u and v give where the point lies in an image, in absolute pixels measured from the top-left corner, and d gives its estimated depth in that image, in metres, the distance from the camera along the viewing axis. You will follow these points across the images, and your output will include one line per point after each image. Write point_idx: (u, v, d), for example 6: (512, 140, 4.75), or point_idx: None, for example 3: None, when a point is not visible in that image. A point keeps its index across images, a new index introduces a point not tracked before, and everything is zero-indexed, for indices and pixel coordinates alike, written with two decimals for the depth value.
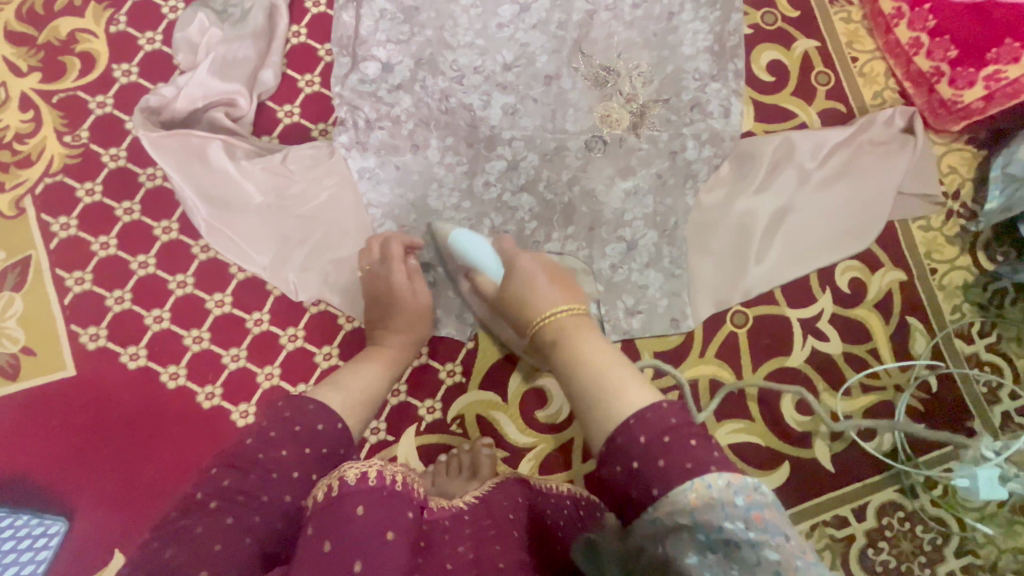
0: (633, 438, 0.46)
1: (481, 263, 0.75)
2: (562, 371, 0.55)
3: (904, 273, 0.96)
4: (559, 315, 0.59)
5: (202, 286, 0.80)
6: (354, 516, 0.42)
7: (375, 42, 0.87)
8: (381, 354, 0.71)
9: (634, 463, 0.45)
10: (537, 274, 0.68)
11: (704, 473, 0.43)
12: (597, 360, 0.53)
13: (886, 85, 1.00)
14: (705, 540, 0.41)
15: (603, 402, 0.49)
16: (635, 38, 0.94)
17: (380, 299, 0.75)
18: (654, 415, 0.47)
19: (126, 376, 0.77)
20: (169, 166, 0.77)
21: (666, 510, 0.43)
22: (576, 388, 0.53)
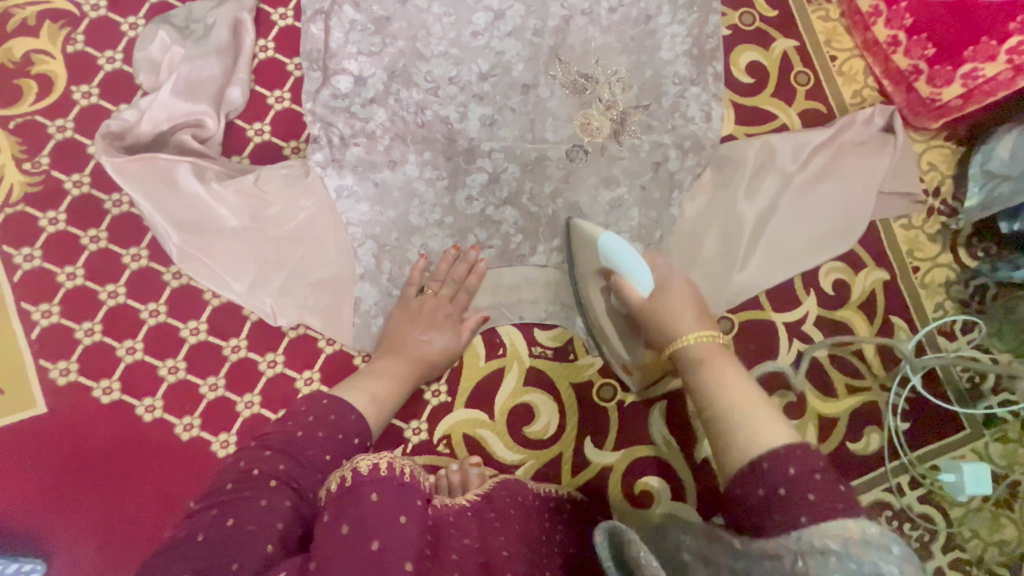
0: (783, 466, 0.46)
1: (629, 270, 0.72)
2: (703, 391, 0.56)
3: (887, 273, 0.96)
4: (706, 337, 0.61)
5: (176, 314, 0.78)
6: (368, 501, 0.46)
7: (346, 55, 0.85)
8: (396, 367, 0.75)
9: (781, 489, 0.45)
10: (692, 297, 0.67)
11: (865, 518, 0.42)
12: (751, 391, 0.54)
13: (865, 84, 1.00)
14: (856, 569, 0.39)
15: (745, 433, 0.50)
16: (612, 43, 0.92)
17: (407, 315, 0.79)
18: (804, 453, 0.47)
19: (101, 411, 0.75)
20: (136, 192, 0.74)
21: (817, 533, 0.41)
22: (717, 407, 0.54)
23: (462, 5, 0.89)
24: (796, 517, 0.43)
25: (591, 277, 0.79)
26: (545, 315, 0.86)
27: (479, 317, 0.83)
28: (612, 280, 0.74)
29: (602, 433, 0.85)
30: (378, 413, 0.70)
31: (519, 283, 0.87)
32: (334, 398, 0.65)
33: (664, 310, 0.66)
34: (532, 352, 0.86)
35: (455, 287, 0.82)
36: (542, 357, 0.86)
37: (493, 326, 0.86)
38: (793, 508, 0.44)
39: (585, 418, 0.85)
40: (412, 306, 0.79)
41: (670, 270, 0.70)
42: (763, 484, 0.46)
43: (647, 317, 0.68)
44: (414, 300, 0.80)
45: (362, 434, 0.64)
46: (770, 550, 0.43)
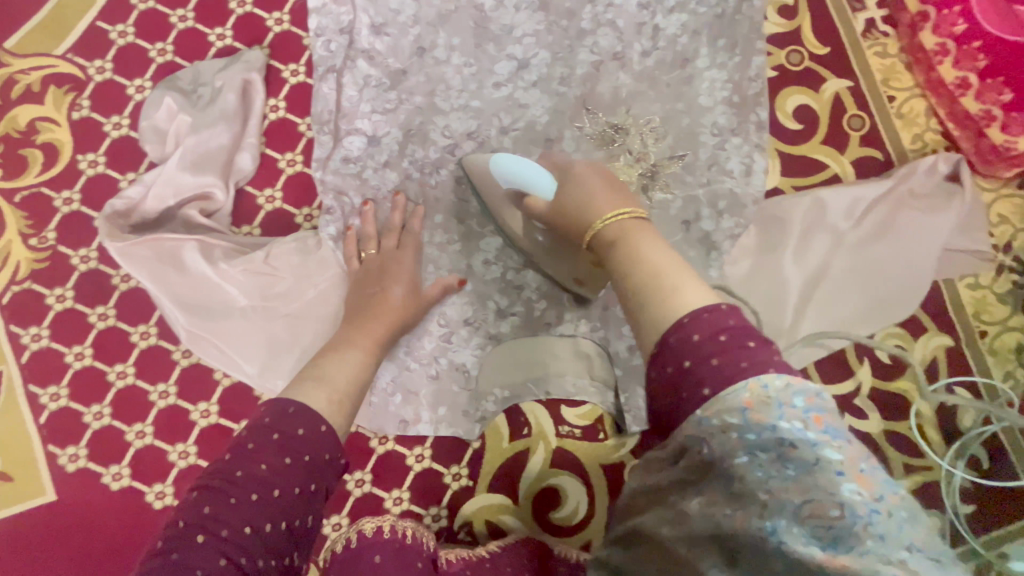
0: (688, 334, 0.42)
1: (534, 182, 0.69)
2: (618, 267, 0.52)
3: (950, 338, 0.87)
4: (623, 213, 0.55)
5: (186, 396, 0.75)
6: (372, 562, 0.60)
7: (360, 114, 0.79)
8: (366, 333, 0.67)
9: (686, 361, 0.41)
10: (598, 182, 0.63)
11: (761, 373, 0.38)
12: (664, 256, 0.49)
13: (928, 126, 0.90)
14: (755, 440, 0.36)
15: (659, 300, 0.45)
16: (645, 90, 0.85)
17: (358, 280, 0.73)
18: (709, 315, 0.42)
19: (109, 498, 0.72)
20: (141, 275, 0.71)
21: (716, 410, 0.38)
22: (628, 281, 0.49)
23: (484, 53, 0.83)
24: (702, 392, 0.39)
25: (504, 201, 0.75)
26: (573, 389, 0.81)
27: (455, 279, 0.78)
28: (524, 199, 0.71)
29: None
30: (336, 393, 0.57)
31: (544, 355, 0.81)
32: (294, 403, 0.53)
33: (571, 202, 0.63)
34: (559, 431, 0.80)
35: (397, 234, 0.77)
36: (570, 437, 0.80)
37: (518, 402, 0.80)
38: (696, 381, 0.40)
39: (616, 503, 0.79)
40: (363, 271, 0.74)
41: (573, 165, 0.68)
42: (670, 360, 0.42)
43: (560, 216, 0.65)
44: (365, 264, 0.74)
45: (310, 421, 0.52)
46: (681, 444, 0.40)
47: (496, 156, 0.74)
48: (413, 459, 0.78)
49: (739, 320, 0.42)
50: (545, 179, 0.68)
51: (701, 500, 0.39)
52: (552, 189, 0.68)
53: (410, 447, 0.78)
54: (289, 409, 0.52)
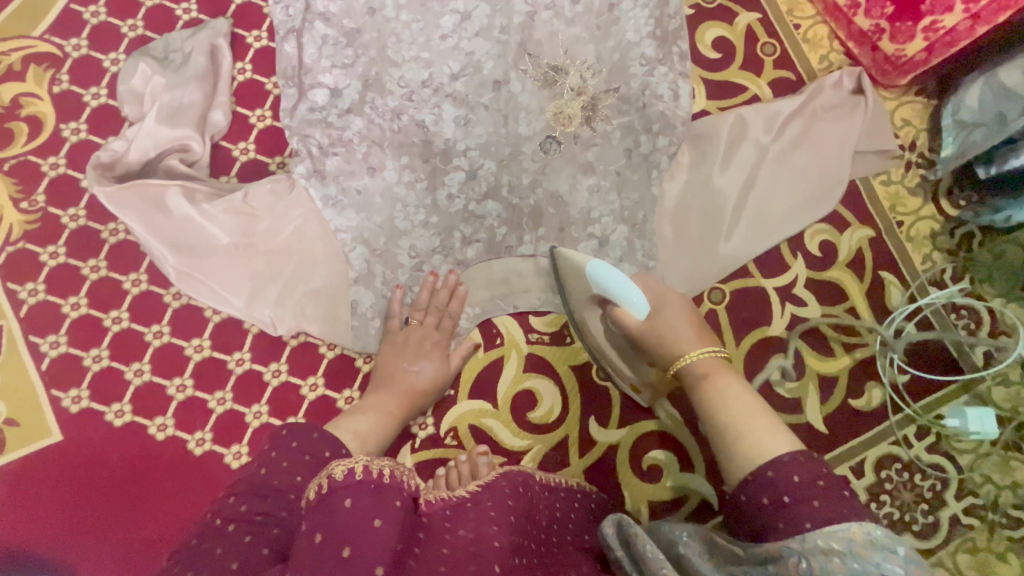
0: (790, 476, 0.51)
1: (624, 298, 0.76)
2: (707, 407, 0.63)
3: (872, 230, 0.97)
4: (710, 352, 0.68)
5: (179, 333, 0.80)
6: (342, 508, 0.45)
7: (321, 69, 0.87)
8: (384, 400, 0.75)
9: (785, 497, 0.50)
10: (685, 321, 0.74)
11: (864, 521, 0.46)
12: (747, 403, 0.61)
13: (832, 48, 1.01)
14: (858, 568, 0.43)
15: (748, 441, 0.56)
16: (579, 34, 0.94)
17: (394, 349, 0.80)
18: (807, 462, 0.52)
19: (113, 434, 0.77)
20: (130, 219, 0.77)
21: (822, 535, 0.46)
22: (721, 421, 0.60)
23: (429, 11, 0.92)
24: (803, 524, 0.48)
25: (585, 303, 0.82)
26: (539, 302, 0.88)
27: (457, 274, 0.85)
28: (610, 308, 0.78)
29: (606, 412, 0.86)
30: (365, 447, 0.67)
31: (509, 274, 0.89)
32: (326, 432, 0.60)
33: (663, 332, 0.73)
34: (529, 339, 0.87)
35: (439, 313, 0.84)
36: (540, 343, 0.87)
37: (489, 317, 0.87)
38: (796, 516, 0.49)
39: (588, 401, 0.86)
40: (397, 339, 0.81)
41: (664, 301, 0.77)
42: (764, 494, 0.52)
43: (649, 341, 0.74)
44: (399, 334, 0.81)
45: (332, 444, 0.60)
46: (774, 551, 0.47)
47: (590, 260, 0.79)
48: None
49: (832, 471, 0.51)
50: (642, 303, 0.75)
51: None
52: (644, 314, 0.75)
53: None
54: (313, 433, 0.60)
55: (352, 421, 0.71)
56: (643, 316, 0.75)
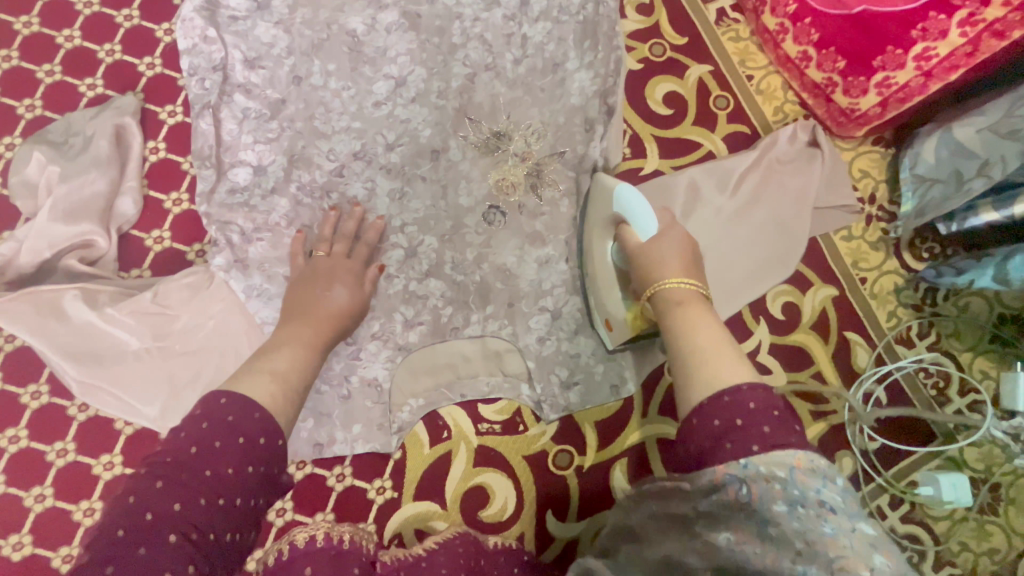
0: (744, 402, 0.48)
1: (635, 217, 0.70)
2: (671, 329, 0.58)
3: (835, 288, 0.94)
4: (696, 287, 0.61)
5: (86, 450, 0.72)
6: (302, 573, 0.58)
7: (242, 146, 0.81)
8: (300, 331, 0.68)
9: (738, 419, 0.47)
10: (687, 251, 0.66)
11: (806, 449, 0.46)
12: (715, 337, 0.55)
13: (786, 99, 0.98)
14: (797, 495, 0.43)
15: (706, 369, 0.52)
16: (521, 96, 0.89)
17: (304, 280, 0.75)
18: (763, 394, 0.49)
19: (10, 569, 0.69)
20: (20, 330, 0.68)
21: (764, 461, 0.45)
22: (684, 343, 0.55)
23: (360, 76, 0.86)
24: (749, 446, 0.46)
25: (601, 224, 0.78)
26: (488, 388, 0.82)
27: (379, 268, 0.79)
28: (620, 226, 0.73)
29: (565, 504, 0.80)
30: (287, 389, 0.59)
31: (455, 359, 0.83)
32: (236, 396, 0.53)
33: (659, 250, 0.66)
34: (479, 429, 0.81)
35: (349, 241, 0.80)
36: (490, 433, 0.81)
37: (435, 408, 0.81)
38: (744, 438, 0.46)
39: (544, 491, 0.80)
40: (306, 271, 0.76)
41: (678, 227, 0.69)
42: (718, 415, 0.48)
43: (640, 258, 0.67)
44: (308, 266, 0.76)
45: (270, 431, 0.53)
46: (718, 479, 0.45)
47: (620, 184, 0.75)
48: (334, 479, 0.77)
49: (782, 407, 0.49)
50: (652, 223, 0.68)
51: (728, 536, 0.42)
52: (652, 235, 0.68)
53: (329, 468, 0.78)
54: (201, 423, 0.51)
55: (263, 362, 0.61)
56: (648, 237, 0.68)
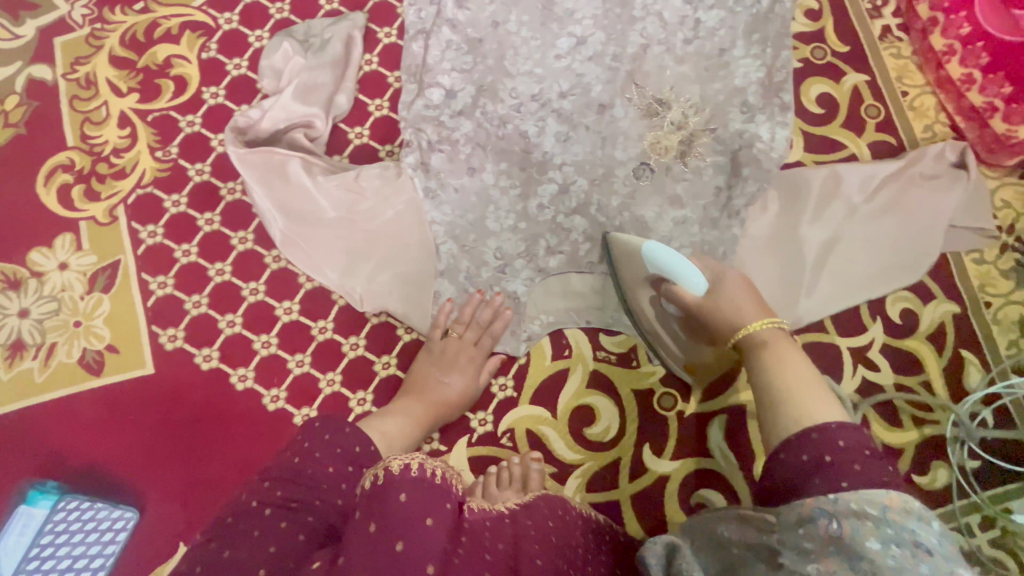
0: (834, 439, 0.47)
1: (680, 276, 0.74)
2: (757, 368, 0.58)
3: (957, 306, 0.95)
4: (772, 324, 0.62)
5: (273, 294, 0.85)
6: (397, 502, 0.47)
7: (441, 70, 0.93)
8: (415, 406, 0.78)
9: (826, 456, 0.47)
10: (749, 294, 0.68)
11: (901, 491, 0.44)
12: (804, 372, 0.55)
13: (937, 119, 1.01)
14: (891, 534, 0.40)
15: (799, 404, 0.51)
16: (687, 72, 0.97)
17: (430, 357, 0.83)
18: (854, 432, 0.48)
19: (198, 376, 0.82)
20: (253, 180, 0.84)
21: (855, 498, 0.43)
22: (771, 381, 0.55)
23: (548, 30, 0.96)
24: (839, 483, 0.45)
25: (642, 283, 0.82)
26: (611, 320, 0.90)
27: (500, 360, 0.86)
28: (666, 286, 0.76)
29: (661, 442, 0.86)
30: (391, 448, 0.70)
31: (585, 290, 0.91)
32: (328, 419, 0.62)
33: (721, 304, 0.68)
34: (596, 355, 0.89)
35: (480, 330, 0.85)
36: (606, 361, 0.88)
37: (561, 327, 0.89)
38: (835, 474, 0.45)
39: (645, 426, 0.87)
40: (435, 348, 0.84)
41: (726, 273, 0.73)
42: (806, 450, 0.48)
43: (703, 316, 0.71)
44: (436, 343, 0.84)
45: (363, 441, 0.61)
46: (804, 513, 0.44)
47: (647, 243, 0.78)
48: None
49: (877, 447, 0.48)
50: (697, 282, 0.72)
51: (817, 566, 0.41)
52: (704, 288, 0.72)
53: None
54: (304, 445, 0.59)
55: (379, 421, 0.73)
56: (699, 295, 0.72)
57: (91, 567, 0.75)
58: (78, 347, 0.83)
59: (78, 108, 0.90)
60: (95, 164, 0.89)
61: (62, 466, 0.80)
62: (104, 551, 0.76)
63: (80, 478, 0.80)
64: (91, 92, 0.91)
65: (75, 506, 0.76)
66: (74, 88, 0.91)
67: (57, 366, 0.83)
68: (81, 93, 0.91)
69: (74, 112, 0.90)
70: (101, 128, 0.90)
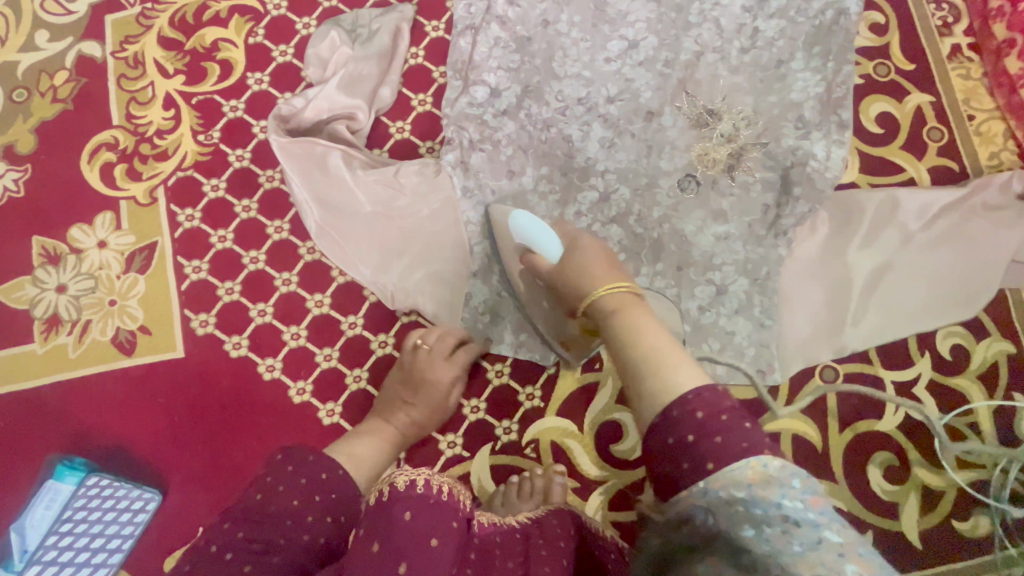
0: (692, 413, 0.43)
1: (541, 244, 0.72)
2: (614, 341, 0.52)
3: (1013, 345, 0.90)
4: (622, 289, 0.57)
5: (305, 286, 0.85)
6: (402, 520, 0.45)
7: (487, 67, 0.90)
8: (384, 425, 0.73)
9: (689, 435, 0.42)
10: (602, 258, 0.65)
11: (763, 453, 0.41)
12: (661, 335, 0.50)
13: (1005, 146, 0.95)
14: (761, 515, 0.39)
15: (658, 373, 0.46)
16: (741, 83, 0.93)
17: (401, 373, 0.77)
18: (711, 395, 0.43)
19: (227, 363, 0.82)
20: (292, 170, 0.83)
21: (722, 482, 0.40)
22: (628, 353, 0.49)
23: (599, 32, 0.93)
24: (705, 466, 0.41)
25: (513, 255, 0.80)
26: None
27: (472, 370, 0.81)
28: (527, 256, 0.74)
29: None
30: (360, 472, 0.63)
31: None
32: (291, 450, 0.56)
33: (574, 271, 0.64)
34: None
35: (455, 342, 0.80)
36: None
37: None
38: (702, 453, 0.41)
39: None
40: (405, 363, 0.78)
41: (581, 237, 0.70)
42: (671, 432, 0.43)
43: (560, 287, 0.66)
44: (407, 357, 0.78)
45: (330, 466, 0.56)
46: (683, 512, 0.42)
47: (515, 213, 0.77)
48: (492, 373, 0.85)
49: (737, 402, 0.44)
50: (554, 247, 0.71)
51: (705, 566, 0.40)
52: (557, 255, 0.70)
53: (491, 363, 0.85)
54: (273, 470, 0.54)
55: (346, 446, 0.67)
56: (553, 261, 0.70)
57: (110, 549, 0.75)
58: (111, 326, 0.84)
59: (125, 87, 0.91)
60: (138, 144, 0.89)
61: (89, 443, 0.81)
62: (123, 536, 0.76)
63: (106, 459, 0.80)
64: (139, 71, 0.91)
65: (99, 487, 0.77)
66: (122, 67, 0.92)
67: (90, 343, 0.83)
68: (128, 72, 0.91)
69: (122, 91, 0.91)
70: (147, 108, 0.90)
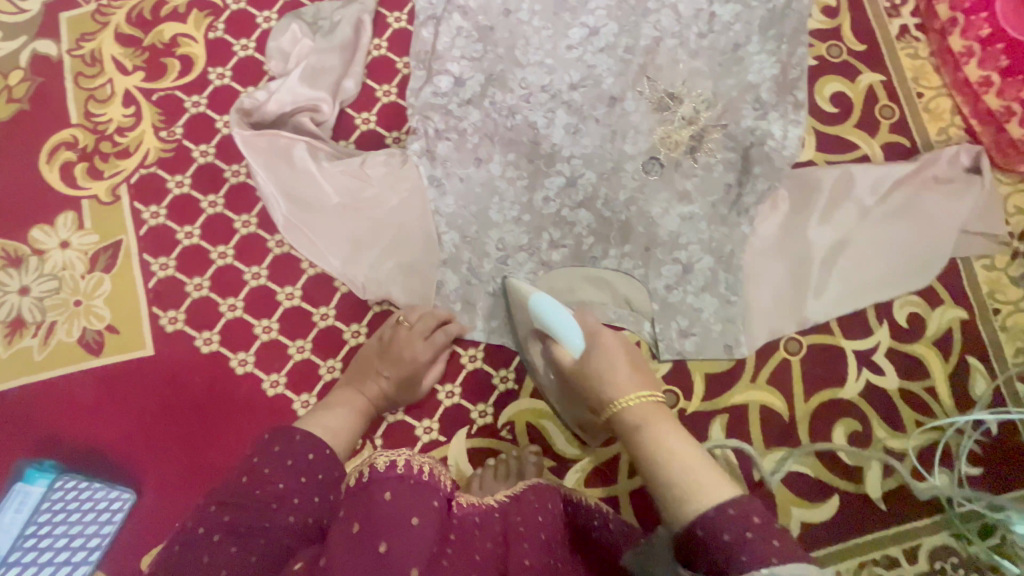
0: (741, 522, 0.46)
1: (563, 336, 0.70)
2: (640, 456, 0.54)
3: (965, 311, 0.94)
4: (645, 397, 0.57)
5: (275, 279, 0.85)
6: (381, 500, 0.47)
7: (450, 57, 0.91)
8: (356, 396, 0.74)
9: (729, 537, 0.46)
10: (624, 355, 0.64)
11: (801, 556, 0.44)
12: (685, 450, 0.52)
13: (952, 122, 0.99)
14: None
15: (689, 500, 0.49)
16: (699, 67, 0.96)
17: (377, 350, 0.79)
18: (739, 510, 0.47)
19: (198, 359, 0.82)
20: (257, 163, 0.83)
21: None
22: (657, 473, 0.51)
23: (560, 20, 0.95)
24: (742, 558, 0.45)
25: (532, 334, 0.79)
26: (613, 317, 0.90)
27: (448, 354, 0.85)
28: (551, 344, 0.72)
29: None
30: (335, 441, 0.64)
31: (588, 284, 0.90)
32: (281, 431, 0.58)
33: (596, 372, 0.63)
34: None
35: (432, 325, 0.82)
36: None
37: None
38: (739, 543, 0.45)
39: None
40: (384, 338, 0.80)
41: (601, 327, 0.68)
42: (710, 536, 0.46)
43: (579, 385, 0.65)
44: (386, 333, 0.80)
45: (317, 446, 0.58)
46: None
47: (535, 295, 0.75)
48: (466, 358, 0.86)
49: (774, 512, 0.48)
50: (577, 340, 0.68)
51: None
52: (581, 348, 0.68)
53: (465, 348, 0.87)
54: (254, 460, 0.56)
55: (322, 415, 0.67)
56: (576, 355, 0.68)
57: (89, 546, 0.75)
58: (78, 326, 0.83)
59: (82, 85, 0.89)
60: (98, 143, 0.88)
61: (59, 444, 0.80)
62: (100, 531, 0.76)
63: (78, 458, 0.79)
64: (96, 69, 0.90)
65: (74, 486, 0.76)
66: (78, 64, 0.90)
67: (56, 345, 0.82)
68: (85, 69, 0.90)
69: (79, 89, 0.89)
70: (106, 105, 0.89)
